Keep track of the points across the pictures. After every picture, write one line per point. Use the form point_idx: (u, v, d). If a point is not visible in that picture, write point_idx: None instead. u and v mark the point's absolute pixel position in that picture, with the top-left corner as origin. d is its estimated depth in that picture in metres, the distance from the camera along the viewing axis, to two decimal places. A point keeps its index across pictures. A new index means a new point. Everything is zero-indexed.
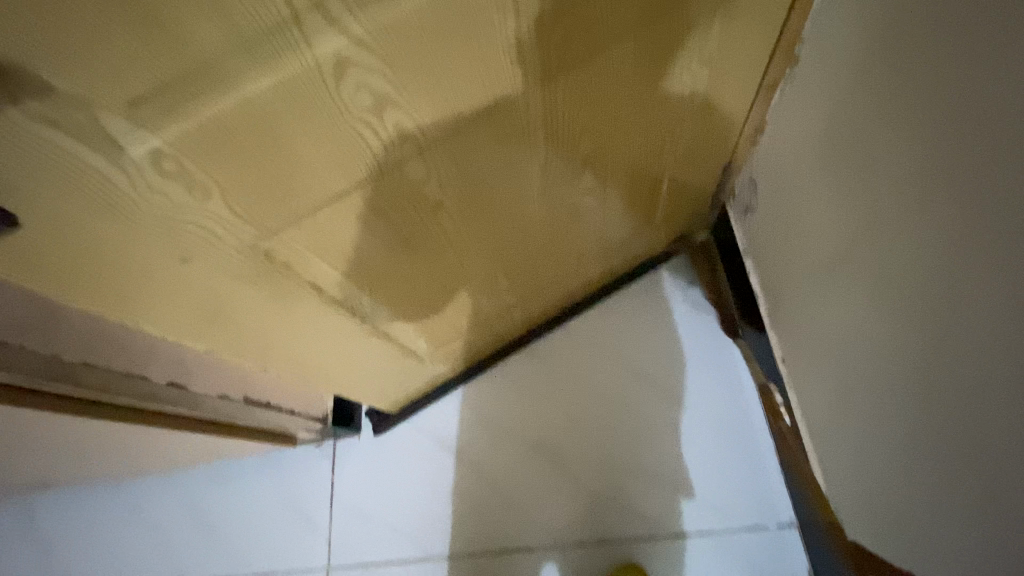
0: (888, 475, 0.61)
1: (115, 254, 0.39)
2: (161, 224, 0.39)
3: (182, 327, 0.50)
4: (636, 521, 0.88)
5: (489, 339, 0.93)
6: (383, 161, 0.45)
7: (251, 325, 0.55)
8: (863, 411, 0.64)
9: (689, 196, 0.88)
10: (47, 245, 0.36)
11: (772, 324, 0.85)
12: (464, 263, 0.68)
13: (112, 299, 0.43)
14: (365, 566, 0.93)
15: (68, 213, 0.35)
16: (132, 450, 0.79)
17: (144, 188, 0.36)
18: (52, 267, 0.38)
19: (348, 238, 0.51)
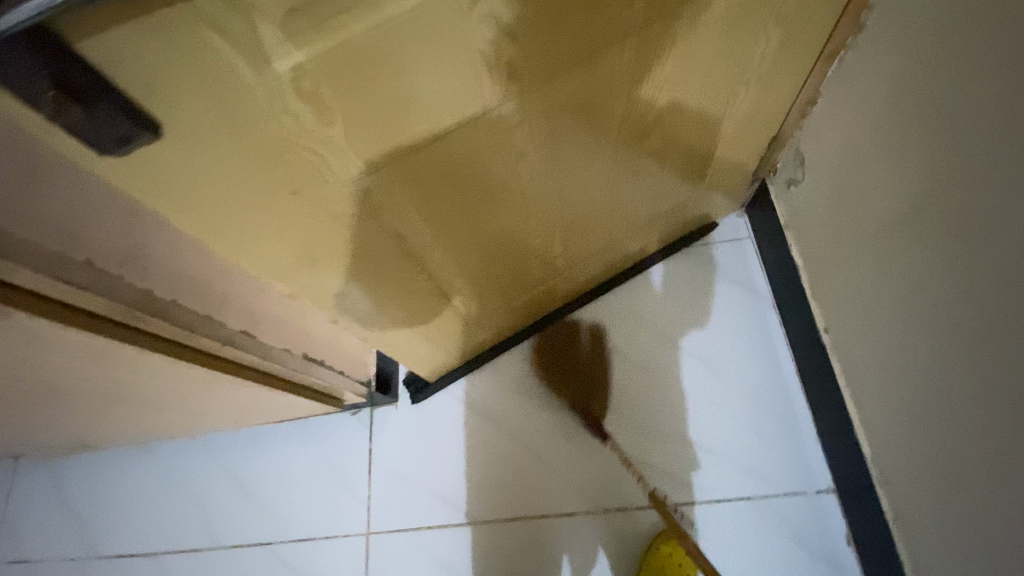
0: (945, 430, 0.63)
1: (237, 182, 0.40)
2: (284, 151, 0.39)
3: (271, 267, 0.50)
4: (675, 488, 0.89)
5: (532, 307, 0.94)
6: (489, 99, 0.45)
7: (332, 272, 0.55)
8: (920, 371, 0.66)
9: (734, 169, 0.90)
10: (182, 167, 0.36)
11: (814, 294, 0.87)
12: (527, 225, 0.69)
13: (220, 232, 0.43)
14: (406, 531, 0.93)
15: (209, 131, 0.35)
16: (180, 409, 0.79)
17: (280, 109, 0.36)
18: (181, 190, 0.38)
19: (437, 182, 0.51)
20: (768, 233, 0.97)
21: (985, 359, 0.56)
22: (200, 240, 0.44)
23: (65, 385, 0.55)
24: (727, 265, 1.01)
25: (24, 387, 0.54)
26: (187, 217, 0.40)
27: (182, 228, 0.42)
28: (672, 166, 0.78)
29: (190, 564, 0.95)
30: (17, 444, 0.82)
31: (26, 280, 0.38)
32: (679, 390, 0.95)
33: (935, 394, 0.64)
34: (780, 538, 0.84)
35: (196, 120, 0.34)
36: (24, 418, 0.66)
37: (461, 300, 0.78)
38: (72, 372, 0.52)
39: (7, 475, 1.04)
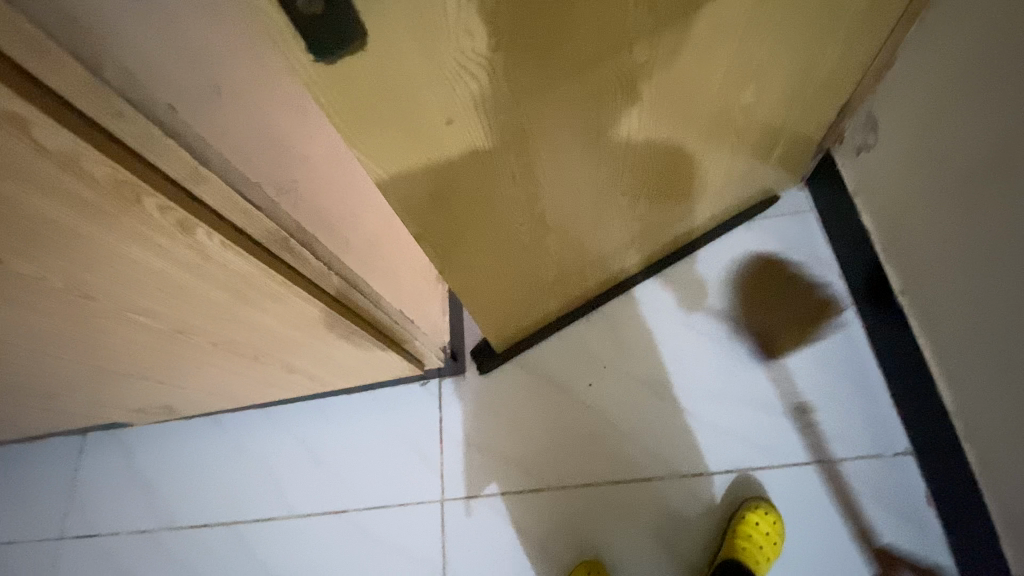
0: None
1: (408, 105, 0.41)
2: (450, 75, 0.41)
3: (405, 204, 0.52)
4: (750, 453, 0.89)
5: (601, 276, 0.96)
6: (622, 29, 0.48)
7: (452, 215, 0.57)
8: (1014, 319, 0.67)
9: (802, 138, 0.91)
10: (368, 84, 0.38)
11: (887, 257, 0.89)
12: (619, 176, 0.72)
13: (379, 160, 0.45)
14: (479, 497, 0.94)
15: (400, 44, 0.36)
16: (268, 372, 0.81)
17: (461, 27, 0.38)
18: (360, 109, 0.40)
19: (560, 118, 0.54)
20: (832, 203, 0.98)
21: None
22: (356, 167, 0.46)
23: (194, 325, 0.57)
24: (791, 236, 1.02)
25: (156, 325, 0.56)
26: (356, 138, 0.42)
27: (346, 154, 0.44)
28: (751, 130, 0.80)
29: (265, 532, 0.96)
30: (108, 407, 0.84)
31: (211, 195, 0.39)
32: (749, 358, 0.95)
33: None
34: (861, 500, 0.84)
35: (395, 30, 0.35)
36: (134, 369, 0.68)
37: (546, 259, 0.80)
38: (208, 309, 0.54)
39: (79, 448, 1.06)
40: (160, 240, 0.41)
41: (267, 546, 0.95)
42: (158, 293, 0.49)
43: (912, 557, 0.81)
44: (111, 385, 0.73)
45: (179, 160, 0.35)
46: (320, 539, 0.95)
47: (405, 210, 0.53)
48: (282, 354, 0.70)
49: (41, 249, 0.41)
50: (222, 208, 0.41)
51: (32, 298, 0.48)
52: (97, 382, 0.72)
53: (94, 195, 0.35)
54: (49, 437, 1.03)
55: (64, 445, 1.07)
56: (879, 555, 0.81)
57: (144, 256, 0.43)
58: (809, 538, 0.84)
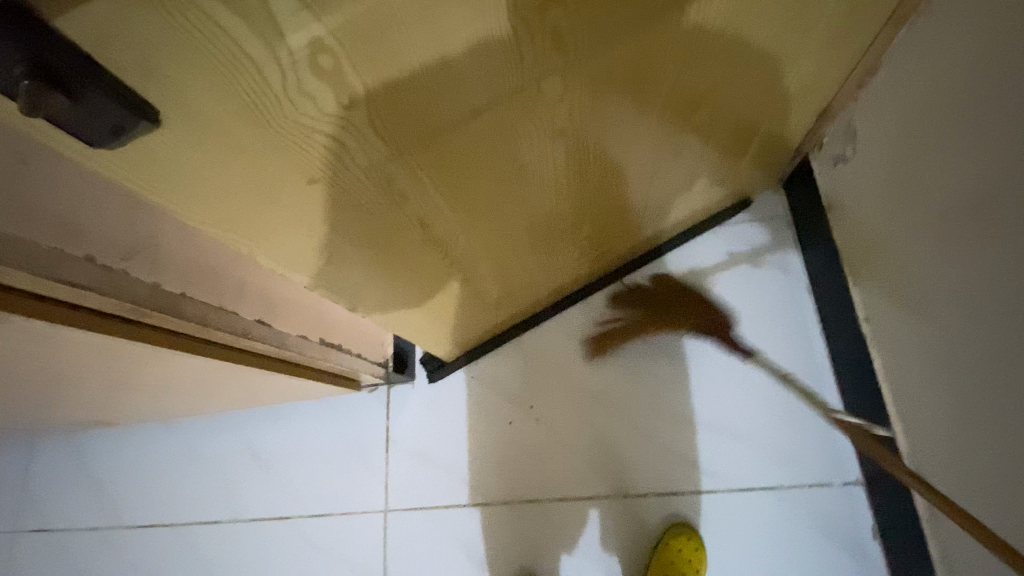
0: (986, 434, 0.59)
1: (252, 171, 0.35)
2: (298, 139, 0.35)
3: (285, 260, 0.46)
4: (698, 476, 0.87)
5: (552, 289, 0.90)
6: (528, 72, 0.40)
7: (350, 262, 0.51)
8: (967, 373, 0.62)
9: (775, 143, 0.83)
10: (189, 159, 0.32)
11: (856, 281, 0.83)
12: (559, 202, 0.65)
13: (239, 223, 0.40)
14: (424, 509, 0.93)
15: (211, 114, 0.30)
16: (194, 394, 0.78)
17: (294, 90, 0.31)
18: (186, 179, 0.33)
19: (468, 162, 0.47)
20: (808, 212, 0.91)
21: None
22: (213, 231, 0.40)
23: (78, 376, 0.53)
24: (761, 246, 0.96)
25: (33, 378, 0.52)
26: (200, 211, 0.36)
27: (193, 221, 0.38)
28: (713, 142, 0.72)
29: (212, 536, 0.97)
30: (36, 421, 0.81)
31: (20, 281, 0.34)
32: (705, 377, 0.91)
33: (980, 398, 0.60)
34: (805, 529, 0.82)
35: (198, 103, 0.29)
36: (37, 403, 0.65)
37: (483, 282, 0.75)
38: (82, 365, 0.50)
39: (29, 448, 1.06)
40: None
41: (215, 551, 0.96)
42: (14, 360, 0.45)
43: None
44: (24, 411, 0.70)
45: None
46: (266, 547, 0.95)
47: (294, 265, 0.47)
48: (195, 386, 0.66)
49: None
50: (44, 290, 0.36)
51: None
52: (7, 411, 0.69)
53: None
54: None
55: (13, 445, 1.06)
56: None
57: None
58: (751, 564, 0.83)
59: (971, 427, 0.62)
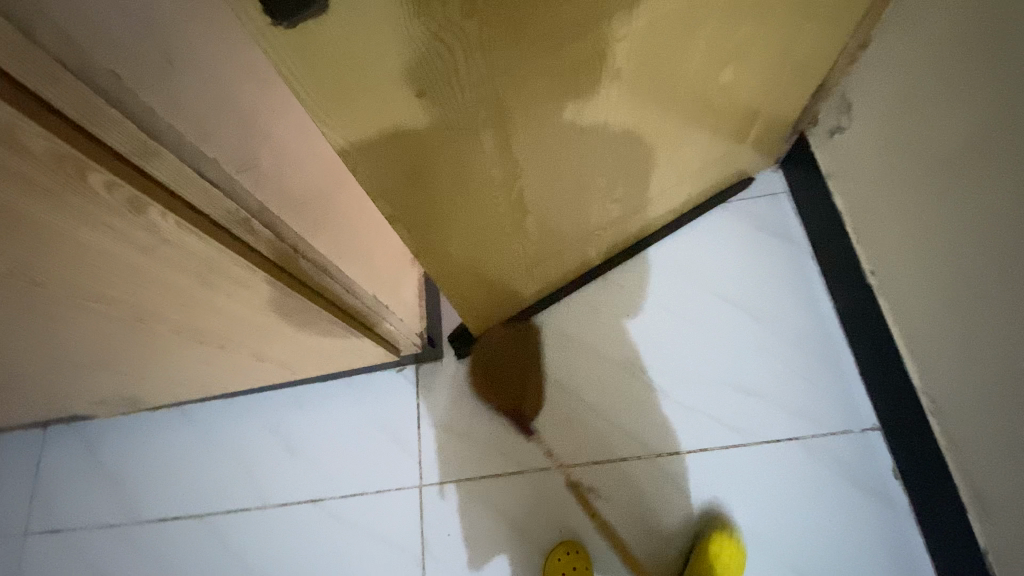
0: (1007, 348, 0.66)
1: (379, 71, 0.39)
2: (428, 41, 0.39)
3: (378, 177, 0.49)
4: (726, 432, 0.91)
5: (577, 259, 0.95)
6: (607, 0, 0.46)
7: (426, 191, 0.55)
8: (987, 299, 0.68)
9: (777, 119, 0.92)
10: (342, 50, 0.36)
11: (859, 240, 0.90)
12: (600, 156, 0.71)
13: (352, 131, 0.43)
14: (459, 482, 0.93)
15: (367, 7, 0.34)
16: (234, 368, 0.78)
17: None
18: (327, 73, 0.37)
19: (540, 95, 0.52)
20: (807, 185, 0.99)
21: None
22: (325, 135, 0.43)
23: (153, 313, 0.55)
24: (764, 220, 1.03)
25: (112, 313, 0.53)
26: (328, 109, 0.40)
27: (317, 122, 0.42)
28: (727, 110, 0.80)
29: (239, 523, 0.94)
30: (72, 403, 0.80)
31: (165, 172, 0.36)
32: (725, 339, 0.96)
33: (1003, 317, 0.66)
34: (832, 476, 0.86)
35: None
36: (91, 361, 0.65)
37: (522, 242, 0.79)
38: (166, 292, 0.51)
39: (44, 442, 1.04)
40: (109, 219, 0.38)
41: (242, 538, 0.94)
42: (114, 279, 0.46)
43: (880, 532, 0.82)
44: (73, 378, 0.70)
45: (125, 132, 0.33)
46: (298, 529, 0.93)
47: (380, 187, 0.51)
48: (249, 341, 0.67)
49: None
50: (175, 183, 0.38)
51: None
52: (59, 375, 0.68)
53: (34, 175, 0.33)
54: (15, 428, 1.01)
55: (27, 438, 1.05)
56: (848, 530, 0.83)
57: (92, 238, 0.40)
58: (783, 514, 0.86)
59: (990, 346, 0.68)
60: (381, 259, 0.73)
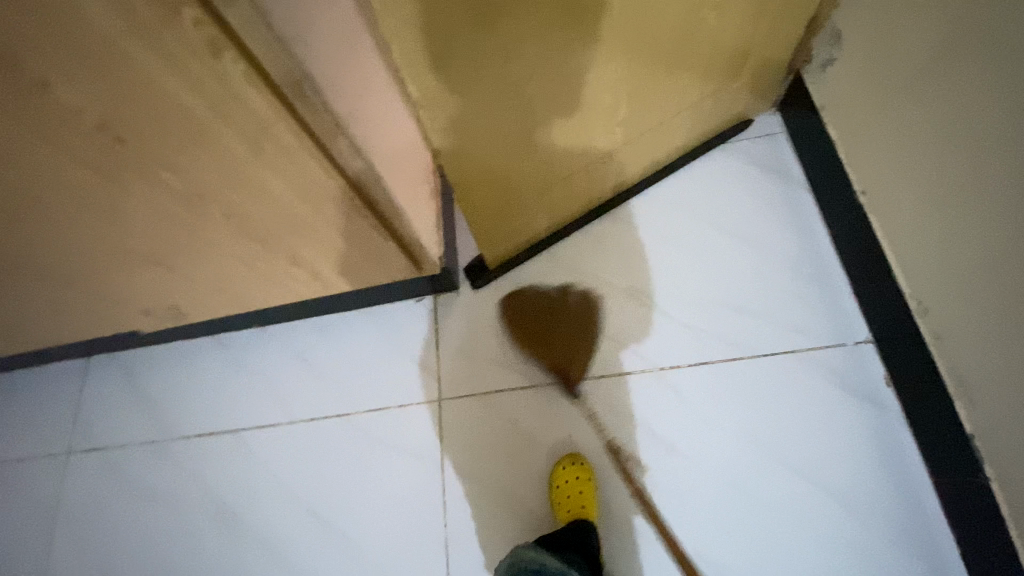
0: (985, 235, 0.71)
1: None
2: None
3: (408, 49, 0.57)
4: (725, 347, 0.96)
5: (586, 191, 1.02)
6: None
7: (447, 77, 0.63)
8: (961, 191, 0.74)
9: (773, 58, 0.98)
10: None
11: (850, 164, 0.95)
12: (608, 75, 0.77)
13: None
14: (474, 397, 0.98)
15: None
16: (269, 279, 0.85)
17: None
18: None
19: None
20: (803, 123, 1.05)
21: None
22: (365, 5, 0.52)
23: (209, 192, 0.62)
24: (762, 158, 1.09)
25: (173, 188, 0.60)
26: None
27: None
28: (725, 38, 0.86)
29: (269, 438, 1.01)
30: (122, 314, 0.87)
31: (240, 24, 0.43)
32: (724, 265, 1.02)
33: (978, 206, 0.71)
34: (827, 385, 0.91)
35: None
36: (146, 255, 0.72)
37: (533, 159, 0.85)
38: (224, 167, 0.58)
39: (86, 371, 1.12)
40: (188, 62, 0.45)
41: (271, 450, 1.00)
42: (182, 142, 0.54)
43: (873, 435, 0.88)
44: (128, 279, 0.77)
45: None
46: (323, 442, 0.99)
47: (409, 65, 0.60)
48: (287, 239, 0.74)
49: (83, 72, 0.45)
50: (247, 38, 0.45)
51: (62, 146, 0.52)
52: (115, 274, 0.75)
53: (137, 3, 0.40)
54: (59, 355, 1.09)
55: (70, 369, 1.13)
56: (843, 434, 0.88)
57: (172, 88, 0.47)
58: (781, 421, 0.90)
59: (969, 236, 0.73)
60: (403, 172, 0.81)
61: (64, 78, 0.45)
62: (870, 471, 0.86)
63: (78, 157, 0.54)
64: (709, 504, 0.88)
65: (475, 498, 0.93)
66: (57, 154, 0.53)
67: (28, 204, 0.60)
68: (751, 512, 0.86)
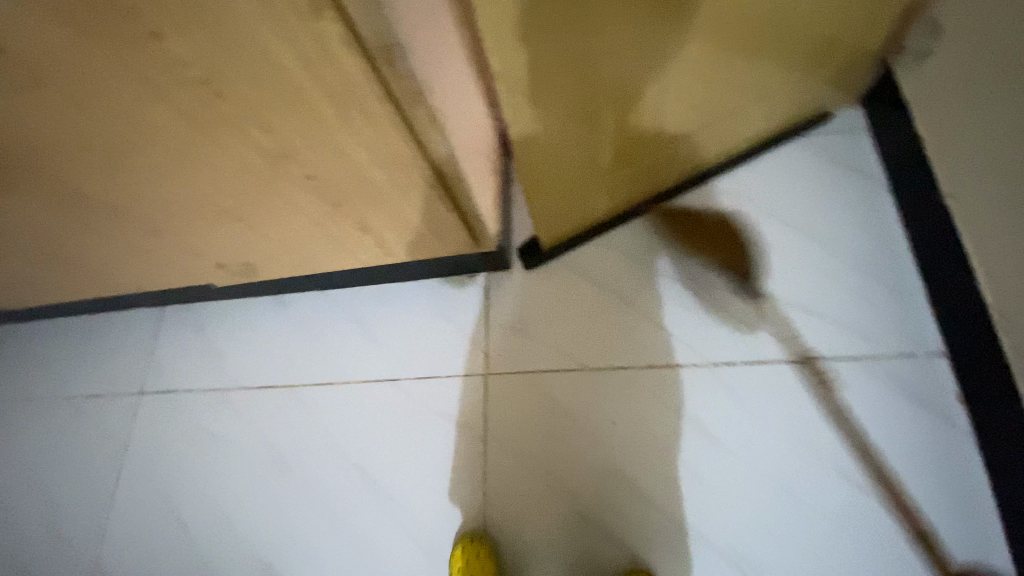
0: None
1: None
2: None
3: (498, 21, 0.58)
4: (783, 347, 0.93)
5: (650, 178, 1.00)
6: None
7: (533, 49, 0.63)
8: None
9: (862, 49, 0.93)
10: None
11: (938, 162, 0.89)
12: (692, 53, 0.76)
13: None
14: (520, 375, 1.00)
15: None
16: (335, 245, 0.89)
17: None
18: None
19: None
20: (888, 120, 1.00)
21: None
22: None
23: (294, 152, 0.65)
24: (839, 154, 1.04)
25: (260, 145, 0.63)
26: None
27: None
28: (815, 22, 0.82)
29: (322, 396, 1.06)
30: (199, 266, 0.93)
31: None
32: (789, 263, 0.99)
33: None
34: (891, 395, 0.87)
35: None
36: (229, 210, 0.77)
37: (601, 139, 0.84)
38: (312, 128, 0.61)
39: (161, 319, 1.20)
40: (289, 20, 0.47)
41: (323, 408, 1.05)
42: (274, 100, 0.56)
43: (937, 451, 0.84)
44: (208, 231, 0.82)
45: None
46: (373, 404, 1.03)
47: (502, 42, 0.60)
48: (359, 205, 0.77)
49: (194, 25, 0.48)
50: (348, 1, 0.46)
51: (167, 98, 0.56)
52: (198, 226, 0.80)
53: None
54: (138, 302, 1.17)
55: (146, 316, 1.22)
56: (904, 449, 0.85)
57: (273, 46, 0.49)
58: (836, 428, 0.87)
59: None
60: (470, 148, 0.82)
61: (176, 31, 0.48)
62: (929, 489, 0.82)
63: (178, 110, 0.58)
64: (753, 503, 0.86)
65: (513, 473, 0.94)
66: (161, 104, 0.57)
67: (130, 152, 0.64)
68: (798, 517, 0.84)
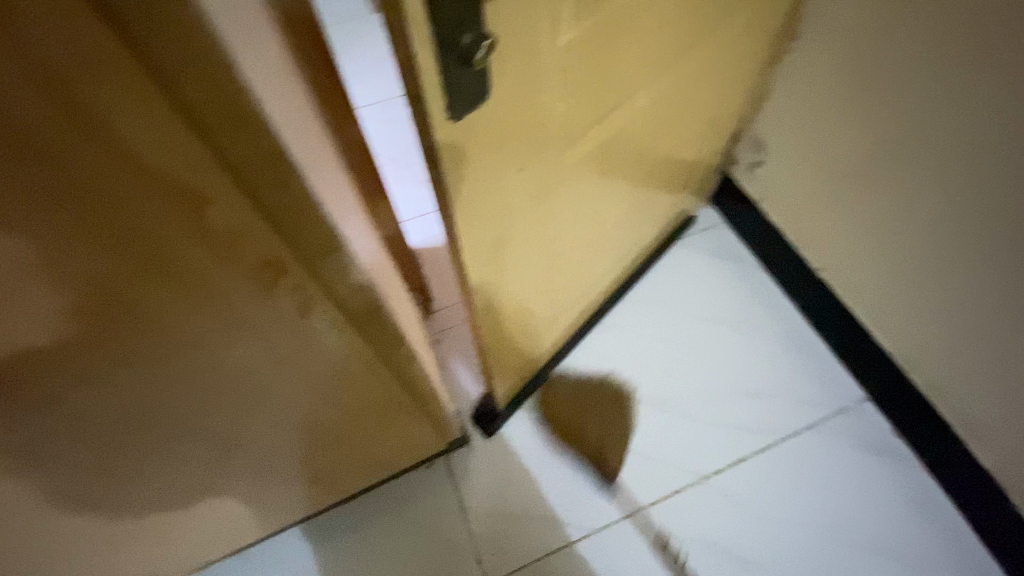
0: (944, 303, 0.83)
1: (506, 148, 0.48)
2: (535, 103, 0.47)
3: (474, 249, 0.54)
4: (751, 437, 0.99)
5: (580, 312, 1.01)
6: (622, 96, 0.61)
7: (495, 250, 0.58)
8: (914, 255, 0.85)
9: (709, 167, 1.08)
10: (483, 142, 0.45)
11: (799, 245, 1.06)
12: (610, 211, 0.81)
13: (477, 210, 0.50)
14: (528, 566, 0.89)
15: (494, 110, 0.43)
16: (277, 506, 0.70)
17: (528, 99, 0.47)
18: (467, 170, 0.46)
19: (582, 174, 0.64)
20: (740, 213, 1.17)
21: (966, 225, 0.75)
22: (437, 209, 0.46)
23: (242, 439, 0.51)
24: (714, 247, 1.19)
25: (198, 447, 0.49)
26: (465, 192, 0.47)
27: (449, 198, 0.45)
28: (681, 162, 0.94)
29: None
30: None
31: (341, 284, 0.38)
32: (719, 356, 1.06)
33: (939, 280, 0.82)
34: (848, 450, 0.97)
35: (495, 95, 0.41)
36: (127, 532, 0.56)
37: (548, 298, 0.83)
38: (277, 407, 0.49)
39: None
40: (265, 325, 0.38)
41: None
42: (226, 400, 0.44)
43: (905, 487, 0.94)
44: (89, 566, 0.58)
45: (318, 237, 0.33)
46: None
47: (473, 258, 0.55)
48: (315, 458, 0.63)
49: (123, 367, 0.36)
50: (345, 292, 0.39)
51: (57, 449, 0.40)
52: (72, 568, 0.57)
53: (220, 283, 0.33)
54: None
55: None
56: (879, 497, 0.94)
57: (238, 353, 0.39)
58: (820, 497, 0.94)
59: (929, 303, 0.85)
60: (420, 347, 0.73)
61: (106, 377, 0.36)
62: (907, 523, 0.92)
63: (76, 453, 0.41)
64: None
65: None
66: (64, 451, 0.41)
67: None
68: None
